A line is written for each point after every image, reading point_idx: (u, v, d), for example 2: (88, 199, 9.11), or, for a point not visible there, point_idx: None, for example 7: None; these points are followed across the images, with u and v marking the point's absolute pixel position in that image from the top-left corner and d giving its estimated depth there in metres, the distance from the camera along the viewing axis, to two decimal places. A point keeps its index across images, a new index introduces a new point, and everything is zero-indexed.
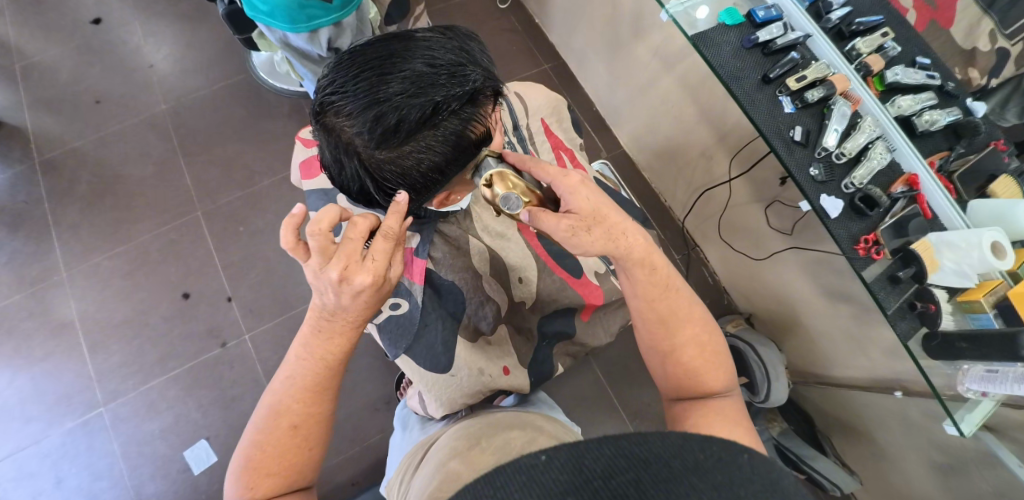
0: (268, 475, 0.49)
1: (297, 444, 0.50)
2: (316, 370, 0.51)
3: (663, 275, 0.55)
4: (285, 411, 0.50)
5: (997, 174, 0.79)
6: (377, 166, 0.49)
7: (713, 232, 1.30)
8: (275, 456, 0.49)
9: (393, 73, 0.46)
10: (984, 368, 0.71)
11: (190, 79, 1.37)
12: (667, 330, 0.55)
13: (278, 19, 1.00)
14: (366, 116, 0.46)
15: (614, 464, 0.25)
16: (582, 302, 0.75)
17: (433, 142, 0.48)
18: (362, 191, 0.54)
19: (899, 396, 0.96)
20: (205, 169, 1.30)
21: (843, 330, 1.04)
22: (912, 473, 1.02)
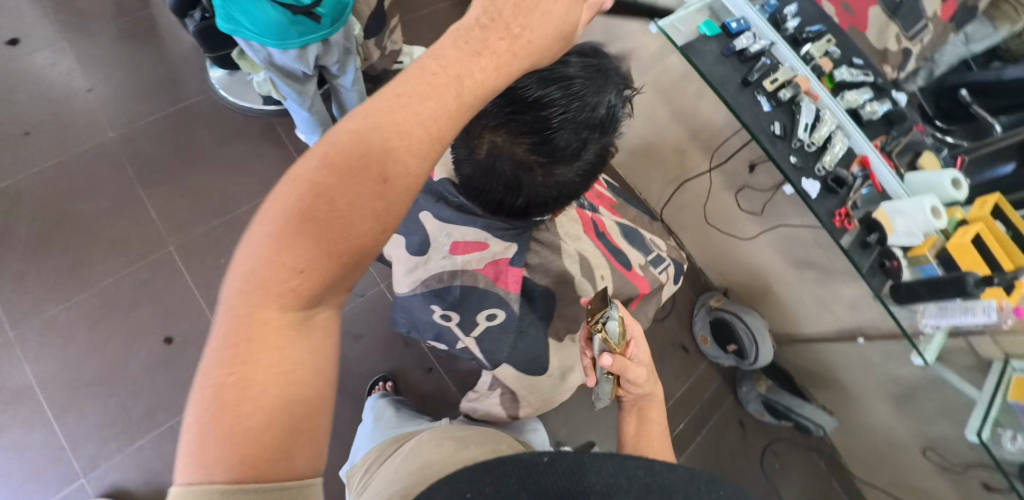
0: (267, 307, 0.30)
1: (310, 283, 0.31)
2: (359, 180, 0.32)
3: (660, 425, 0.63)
4: (282, 289, 0.30)
5: (918, 152, 0.99)
6: (546, 181, 0.54)
7: (686, 219, 1.43)
8: (276, 285, 0.30)
9: (561, 97, 0.52)
10: (936, 307, 0.87)
11: (139, 102, 1.24)
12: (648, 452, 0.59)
13: (262, 33, 0.93)
14: (546, 138, 0.52)
15: (612, 482, 0.31)
16: (636, 292, 0.81)
17: (589, 155, 0.55)
18: (512, 206, 0.59)
19: (861, 342, 1.15)
20: (172, 199, 1.19)
21: (811, 293, 1.21)
22: (872, 406, 1.21)
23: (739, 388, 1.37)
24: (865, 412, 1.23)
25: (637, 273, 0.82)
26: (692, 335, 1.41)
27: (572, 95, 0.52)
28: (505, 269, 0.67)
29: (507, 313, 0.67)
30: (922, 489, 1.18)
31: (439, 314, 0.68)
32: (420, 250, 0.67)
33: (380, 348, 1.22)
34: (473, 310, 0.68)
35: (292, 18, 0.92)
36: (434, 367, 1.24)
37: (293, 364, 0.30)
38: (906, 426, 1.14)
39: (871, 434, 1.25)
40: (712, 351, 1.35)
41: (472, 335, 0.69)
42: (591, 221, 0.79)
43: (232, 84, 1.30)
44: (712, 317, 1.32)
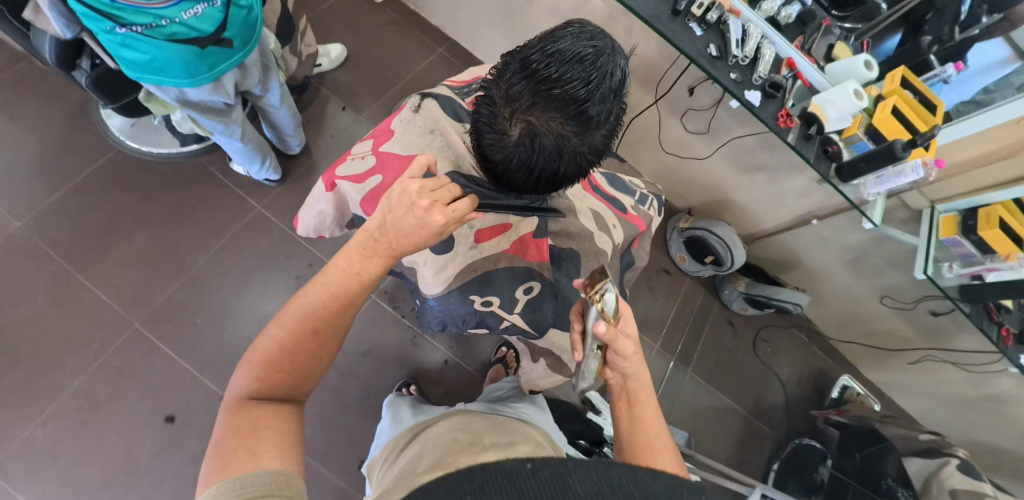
0: (278, 372, 0.48)
1: (311, 351, 0.49)
2: (333, 300, 0.50)
3: (654, 410, 0.56)
4: (283, 358, 0.48)
5: (830, 43, 1.04)
6: (581, 152, 0.51)
7: (638, 153, 1.50)
8: (289, 356, 0.48)
9: (584, 60, 0.46)
10: (875, 176, 1.00)
11: (38, 178, 1.09)
12: (649, 457, 0.53)
13: (172, 74, 0.79)
14: (576, 110, 0.47)
15: (598, 492, 0.28)
16: (637, 231, 0.85)
17: (615, 116, 0.52)
18: (550, 179, 0.55)
19: (816, 223, 1.28)
20: (118, 273, 1.08)
21: (765, 191, 1.32)
22: (833, 274, 1.38)
23: (721, 292, 1.50)
24: (828, 281, 1.40)
25: (634, 214, 0.85)
26: (670, 257, 1.50)
27: (593, 54, 0.46)
28: (530, 244, 0.72)
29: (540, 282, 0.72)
30: (886, 331, 1.37)
31: (479, 303, 0.70)
32: (445, 248, 0.67)
33: (392, 357, 1.21)
34: (512, 289, 0.71)
35: (202, 51, 0.79)
36: (450, 358, 1.25)
37: (281, 411, 0.48)
38: (864, 283, 1.31)
39: (838, 298, 1.42)
40: (693, 267, 1.45)
41: (517, 312, 0.72)
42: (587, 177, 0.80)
43: (140, 132, 1.18)
44: (685, 236, 1.42)
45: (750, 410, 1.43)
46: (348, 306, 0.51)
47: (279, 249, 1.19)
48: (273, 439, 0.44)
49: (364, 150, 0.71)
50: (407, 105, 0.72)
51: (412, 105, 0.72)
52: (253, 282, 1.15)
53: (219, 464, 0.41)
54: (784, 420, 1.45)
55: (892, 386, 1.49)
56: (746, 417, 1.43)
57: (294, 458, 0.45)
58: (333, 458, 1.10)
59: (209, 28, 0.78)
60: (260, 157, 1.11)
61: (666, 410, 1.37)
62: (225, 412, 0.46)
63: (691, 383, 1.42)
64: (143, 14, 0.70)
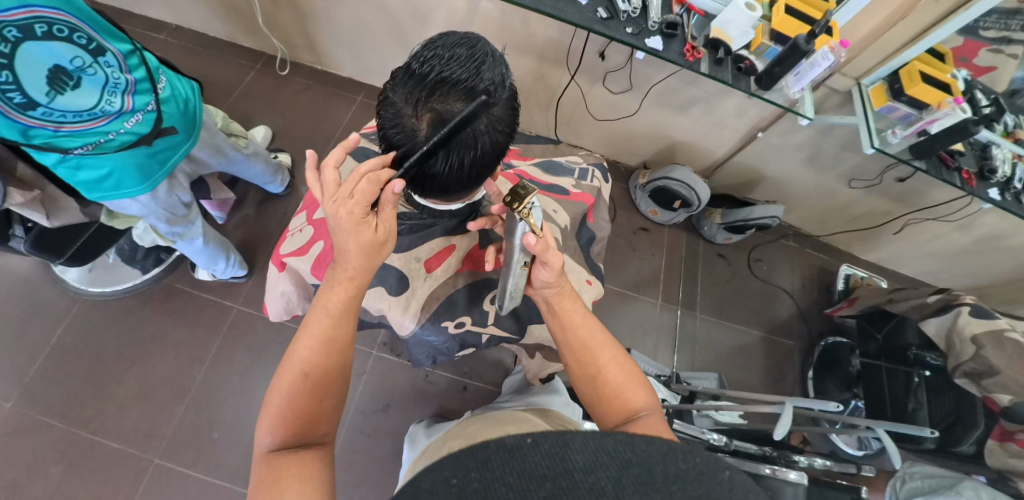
0: (283, 420, 0.50)
1: (311, 392, 0.51)
2: (319, 341, 0.53)
3: (583, 317, 0.63)
4: (291, 405, 0.50)
5: None
6: (494, 127, 0.52)
7: (579, 128, 1.52)
8: (292, 406, 0.50)
9: (461, 50, 0.51)
10: (793, 74, 1.05)
11: (13, 354, 1.08)
12: (592, 358, 0.60)
13: (128, 184, 0.79)
14: (474, 87, 0.50)
15: (597, 459, 0.28)
16: (585, 207, 0.90)
17: (512, 95, 0.55)
18: (475, 169, 0.56)
19: (762, 135, 1.30)
20: (121, 417, 1.07)
21: (705, 123, 1.34)
22: (796, 177, 1.40)
23: (699, 230, 1.52)
24: (795, 184, 1.42)
25: (576, 193, 0.91)
26: (642, 214, 1.52)
27: (469, 45, 0.52)
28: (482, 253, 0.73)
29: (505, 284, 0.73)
30: (864, 211, 1.39)
31: (453, 326, 0.71)
32: (401, 288, 0.68)
33: (412, 403, 1.21)
34: (479, 303, 0.72)
35: (151, 150, 0.79)
36: (468, 384, 1.25)
37: (302, 459, 0.48)
38: (826, 174, 1.34)
39: (810, 197, 1.44)
40: (669, 216, 1.46)
41: (491, 323, 0.73)
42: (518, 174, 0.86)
43: (96, 276, 1.17)
44: (648, 191, 1.44)
45: (768, 330, 1.44)
46: (337, 343, 0.54)
47: (269, 339, 1.19)
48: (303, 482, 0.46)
49: (301, 222, 0.73)
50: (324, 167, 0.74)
51: None
52: (255, 378, 1.15)
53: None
54: (803, 328, 1.46)
55: (889, 259, 1.52)
56: (767, 339, 1.43)
57: None
58: None
59: (150, 128, 0.79)
60: (224, 253, 1.10)
61: (691, 358, 1.38)
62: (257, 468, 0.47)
63: (704, 324, 1.43)
64: (87, 135, 0.71)
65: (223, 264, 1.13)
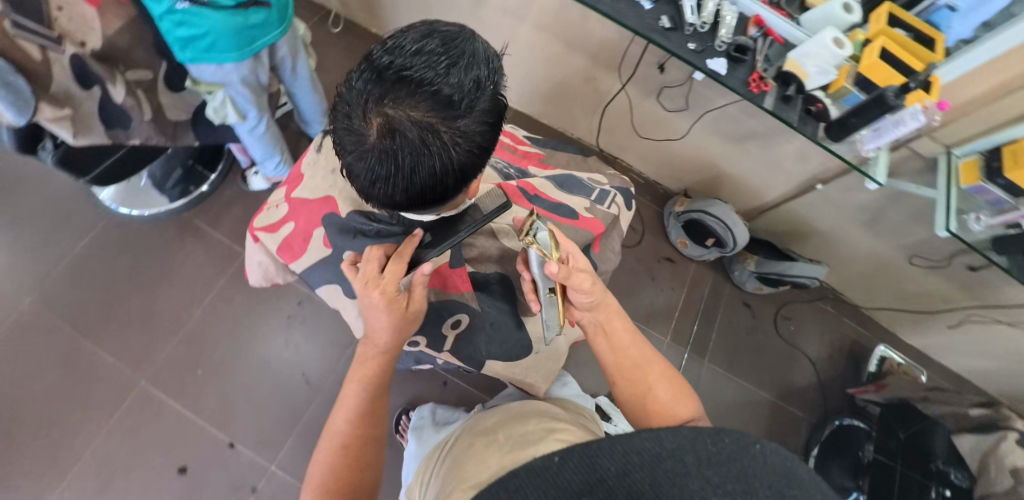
0: (332, 484, 0.56)
1: (353, 461, 0.58)
2: (361, 415, 0.60)
3: (630, 334, 0.66)
4: (332, 473, 0.57)
5: None
6: (455, 142, 0.45)
7: (624, 139, 1.42)
8: (338, 465, 0.57)
9: (437, 44, 0.45)
10: (871, 129, 0.90)
11: (40, 256, 1.16)
12: (636, 379, 0.63)
13: (221, 49, 0.89)
14: (435, 93, 0.44)
15: (628, 462, 0.32)
16: (592, 236, 0.83)
17: (488, 105, 0.47)
18: (429, 186, 0.48)
19: (821, 187, 1.16)
20: (122, 336, 1.13)
21: (759, 161, 1.22)
22: (850, 239, 1.25)
23: (730, 272, 1.41)
24: (848, 246, 1.27)
25: (585, 217, 0.84)
26: (671, 243, 1.42)
27: (445, 42, 0.45)
28: (449, 273, 0.69)
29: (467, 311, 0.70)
30: (921, 293, 1.24)
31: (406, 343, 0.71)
32: (358, 291, 0.68)
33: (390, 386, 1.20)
34: (436, 323, 0.70)
35: (245, 22, 0.88)
36: (448, 379, 1.23)
37: None
38: (886, 243, 1.19)
39: (861, 264, 1.29)
40: (698, 251, 1.35)
41: (445, 348, 0.72)
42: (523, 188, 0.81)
43: (126, 197, 1.22)
44: (682, 221, 1.34)
45: (779, 396, 1.33)
46: (368, 408, 0.61)
47: (269, 292, 1.22)
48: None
49: (280, 198, 0.77)
50: (310, 148, 0.76)
51: (314, 146, 0.75)
52: (249, 327, 1.19)
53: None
54: (820, 403, 1.33)
55: (938, 350, 1.35)
56: (776, 404, 1.32)
57: None
58: None
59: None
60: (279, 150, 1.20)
61: None
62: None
63: (711, 373, 1.33)
64: None
65: (274, 163, 1.23)
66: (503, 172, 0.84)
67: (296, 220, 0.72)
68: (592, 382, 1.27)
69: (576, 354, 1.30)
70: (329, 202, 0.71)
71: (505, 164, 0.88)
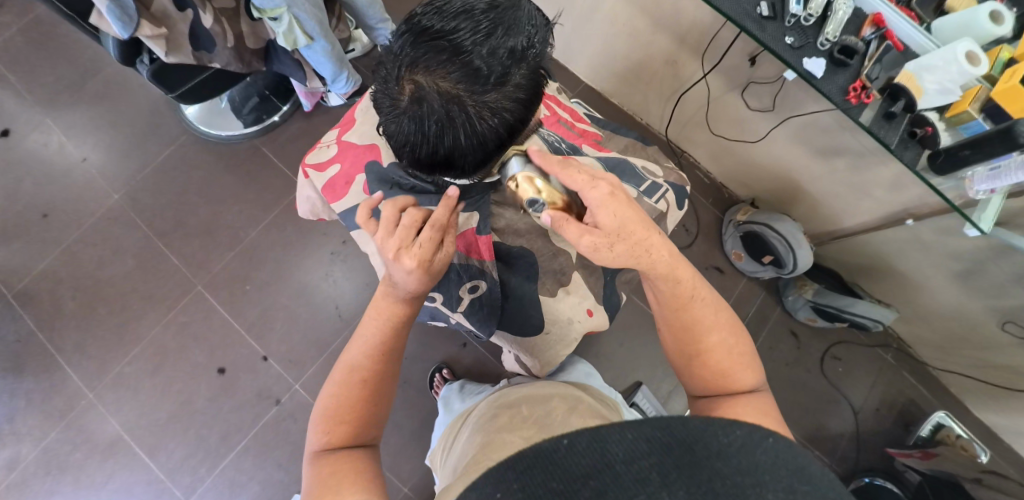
0: (340, 422, 0.52)
1: (365, 398, 0.53)
2: (373, 356, 0.54)
3: (686, 287, 0.53)
4: (344, 409, 0.52)
5: None
6: (481, 117, 0.44)
7: (698, 134, 1.32)
8: (345, 407, 0.53)
9: (477, 10, 0.43)
10: (986, 168, 0.74)
11: (131, 158, 1.29)
12: (694, 337, 0.53)
13: None
14: (465, 64, 0.42)
15: (636, 449, 0.28)
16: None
17: (520, 80, 0.45)
18: (450, 159, 0.48)
19: (910, 224, 1.02)
20: (188, 242, 1.25)
21: (845, 183, 1.08)
22: (933, 289, 1.10)
23: (786, 296, 1.30)
24: (928, 294, 1.12)
25: None
26: (725, 254, 1.35)
27: (485, 8, 0.43)
28: (474, 240, 0.67)
29: (487, 282, 0.67)
30: (1005, 363, 1.08)
31: (423, 298, 0.69)
32: None
33: (412, 336, 1.25)
34: (454, 285, 0.68)
35: None
36: (468, 342, 1.25)
37: (355, 453, 0.51)
38: (975, 300, 1.04)
39: (939, 316, 1.14)
40: (752, 266, 1.27)
41: (460, 310, 0.69)
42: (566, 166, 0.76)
43: (208, 116, 1.32)
44: (742, 230, 1.25)
45: (807, 436, 1.25)
46: (388, 350, 0.55)
47: (317, 226, 1.29)
48: (358, 479, 0.49)
49: (332, 139, 0.77)
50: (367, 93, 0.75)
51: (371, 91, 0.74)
52: (296, 255, 1.27)
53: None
54: (851, 454, 1.25)
55: (1011, 431, 1.18)
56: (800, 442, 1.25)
57: (375, 490, 0.48)
58: None
59: None
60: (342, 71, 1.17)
61: None
62: (309, 467, 0.50)
63: None
64: None
65: (342, 82, 1.22)
66: (553, 146, 0.78)
67: (342, 161, 0.72)
68: (608, 376, 1.25)
69: (599, 346, 1.27)
70: (375, 149, 0.70)
71: (556, 137, 0.81)
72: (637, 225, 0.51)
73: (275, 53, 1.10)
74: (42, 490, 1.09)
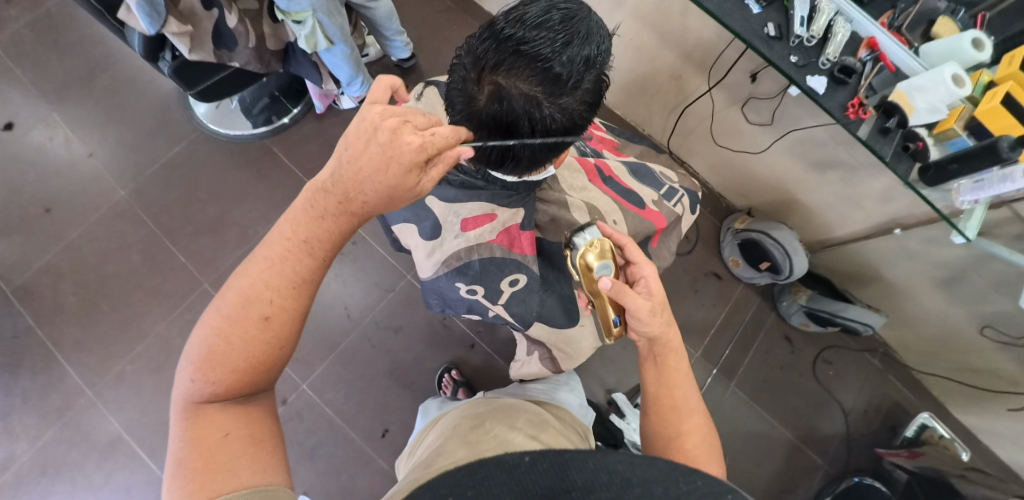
0: (225, 371, 0.44)
1: (268, 341, 0.46)
2: (287, 282, 0.46)
3: (677, 372, 0.56)
4: (231, 354, 0.45)
5: (932, 19, 0.85)
6: (554, 117, 0.50)
7: (698, 145, 1.38)
8: (234, 350, 0.45)
9: (554, 20, 0.46)
10: (971, 181, 0.81)
11: (139, 155, 1.28)
12: (677, 417, 0.54)
13: None
14: (544, 70, 0.47)
15: (597, 479, 0.27)
16: (653, 229, 0.84)
17: (589, 84, 0.50)
18: (521, 149, 0.54)
19: (899, 233, 1.08)
20: (195, 240, 1.25)
21: (837, 194, 1.15)
22: (918, 295, 1.17)
23: (779, 301, 1.35)
24: (913, 300, 1.20)
25: (653, 210, 0.84)
26: (723, 261, 1.40)
27: (561, 19, 0.46)
28: (518, 235, 0.72)
29: (527, 276, 0.71)
30: (983, 366, 1.15)
31: (465, 290, 0.71)
32: (433, 234, 0.71)
33: (422, 336, 1.26)
34: (495, 279, 0.71)
35: None
36: (476, 343, 1.28)
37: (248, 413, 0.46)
38: (956, 306, 1.11)
39: (923, 322, 1.22)
40: (749, 273, 1.33)
41: (501, 302, 0.72)
42: (595, 168, 0.83)
43: (218, 115, 1.32)
44: (739, 239, 1.31)
45: (800, 437, 1.30)
46: (305, 286, 0.47)
47: None
48: (252, 445, 0.44)
49: None
50: (410, 94, 0.78)
51: (414, 93, 0.78)
52: None
53: (193, 476, 0.41)
54: (843, 455, 1.30)
55: (988, 431, 1.25)
56: (793, 444, 1.30)
57: (277, 465, 0.45)
58: (359, 423, 1.18)
59: None
60: (359, 74, 1.20)
61: None
62: (181, 425, 0.44)
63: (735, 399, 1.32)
64: None
65: (357, 85, 1.25)
66: (580, 150, 0.84)
67: None
68: (613, 377, 1.28)
69: (603, 348, 1.30)
70: None
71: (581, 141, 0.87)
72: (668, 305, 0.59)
73: (294, 54, 1.12)
74: (37, 490, 1.06)
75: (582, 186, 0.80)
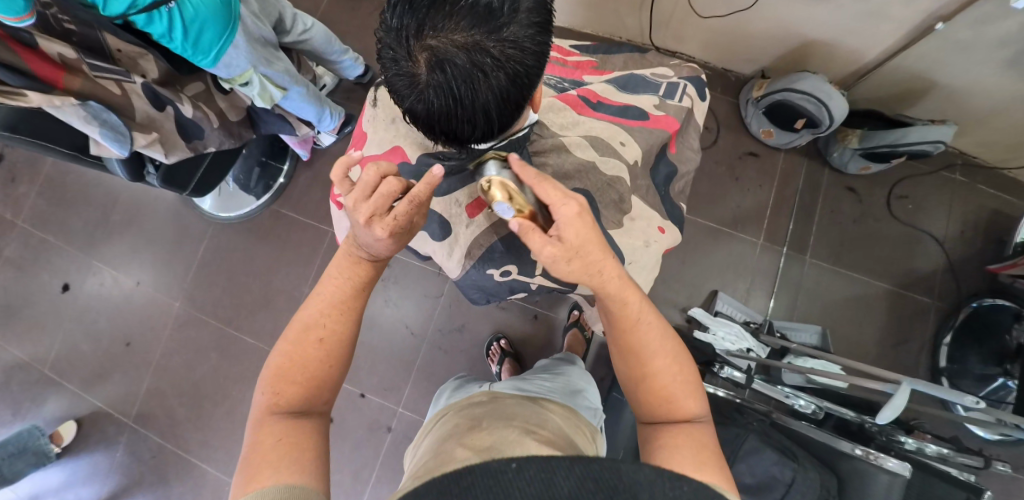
0: (292, 384, 0.52)
1: (322, 361, 0.53)
2: (332, 313, 0.54)
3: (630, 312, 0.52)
4: (298, 368, 0.52)
5: None
6: (506, 53, 0.44)
7: (684, 29, 1.25)
8: (297, 368, 0.52)
9: None
10: None
11: (176, 265, 1.36)
12: (639, 359, 0.51)
13: (207, 48, 0.83)
14: (472, 7, 0.43)
15: (579, 488, 0.28)
16: (668, 135, 0.78)
17: (528, 4, 0.45)
18: (489, 113, 0.47)
19: (942, 28, 0.93)
20: (255, 319, 1.31)
21: (855, 18, 1.01)
22: (987, 87, 1.02)
23: (831, 153, 1.24)
24: (981, 94, 1.05)
25: (659, 115, 0.78)
26: (753, 136, 1.29)
27: None
28: None
29: None
30: None
31: (499, 275, 0.71)
32: (444, 233, 0.69)
33: (487, 325, 1.28)
34: (523, 253, 0.70)
35: None
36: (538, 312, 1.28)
37: (304, 423, 0.50)
38: None
39: (1001, 113, 1.07)
40: (787, 137, 1.22)
41: (538, 273, 0.71)
42: (581, 98, 0.76)
43: (223, 201, 1.35)
44: (763, 106, 1.20)
45: (899, 284, 1.21)
46: (349, 310, 0.55)
47: None
48: (295, 449, 0.47)
49: None
50: (367, 104, 0.75)
51: (371, 100, 0.75)
52: None
53: (248, 472, 0.45)
54: (952, 282, 1.20)
55: None
56: (894, 292, 1.21)
57: (316, 469, 0.47)
58: None
59: None
60: (323, 108, 1.18)
61: (791, 304, 1.23)
62: (252, 430, 0.50)
63: (815, 271, 1.24)
64: None
65: (328, 119, 1.24)
66: (558, 87, 0.78)
67: None
68: (683, 295, 1.24)
69: (662, 272, 1.26)
70: (397, 152, 0.71)
71: (557, 79, 0.81)
72: (596, 246, 0.50)
73: (258, 116, 1.10)
74: None
75: (574, 122, 0.73)
